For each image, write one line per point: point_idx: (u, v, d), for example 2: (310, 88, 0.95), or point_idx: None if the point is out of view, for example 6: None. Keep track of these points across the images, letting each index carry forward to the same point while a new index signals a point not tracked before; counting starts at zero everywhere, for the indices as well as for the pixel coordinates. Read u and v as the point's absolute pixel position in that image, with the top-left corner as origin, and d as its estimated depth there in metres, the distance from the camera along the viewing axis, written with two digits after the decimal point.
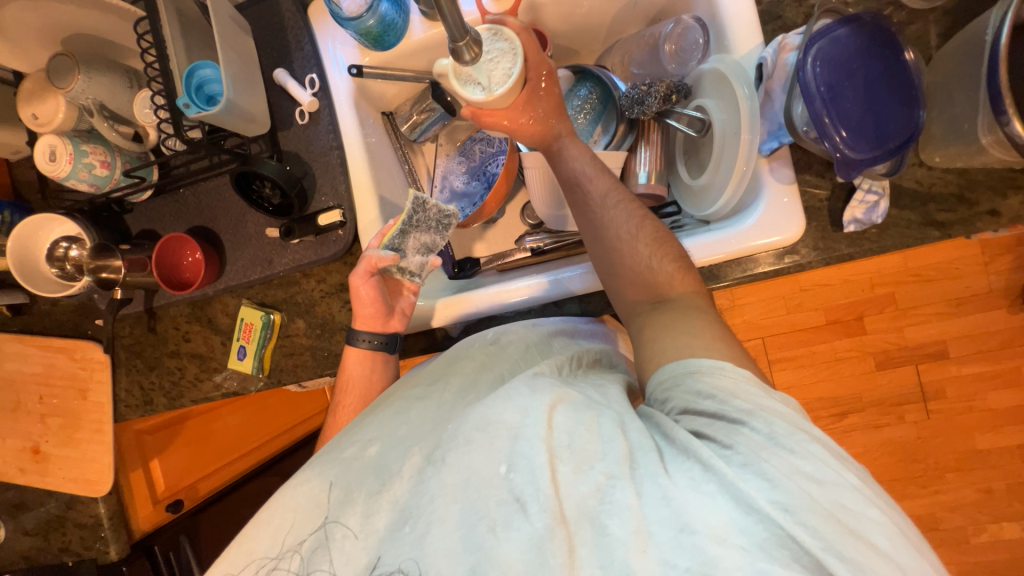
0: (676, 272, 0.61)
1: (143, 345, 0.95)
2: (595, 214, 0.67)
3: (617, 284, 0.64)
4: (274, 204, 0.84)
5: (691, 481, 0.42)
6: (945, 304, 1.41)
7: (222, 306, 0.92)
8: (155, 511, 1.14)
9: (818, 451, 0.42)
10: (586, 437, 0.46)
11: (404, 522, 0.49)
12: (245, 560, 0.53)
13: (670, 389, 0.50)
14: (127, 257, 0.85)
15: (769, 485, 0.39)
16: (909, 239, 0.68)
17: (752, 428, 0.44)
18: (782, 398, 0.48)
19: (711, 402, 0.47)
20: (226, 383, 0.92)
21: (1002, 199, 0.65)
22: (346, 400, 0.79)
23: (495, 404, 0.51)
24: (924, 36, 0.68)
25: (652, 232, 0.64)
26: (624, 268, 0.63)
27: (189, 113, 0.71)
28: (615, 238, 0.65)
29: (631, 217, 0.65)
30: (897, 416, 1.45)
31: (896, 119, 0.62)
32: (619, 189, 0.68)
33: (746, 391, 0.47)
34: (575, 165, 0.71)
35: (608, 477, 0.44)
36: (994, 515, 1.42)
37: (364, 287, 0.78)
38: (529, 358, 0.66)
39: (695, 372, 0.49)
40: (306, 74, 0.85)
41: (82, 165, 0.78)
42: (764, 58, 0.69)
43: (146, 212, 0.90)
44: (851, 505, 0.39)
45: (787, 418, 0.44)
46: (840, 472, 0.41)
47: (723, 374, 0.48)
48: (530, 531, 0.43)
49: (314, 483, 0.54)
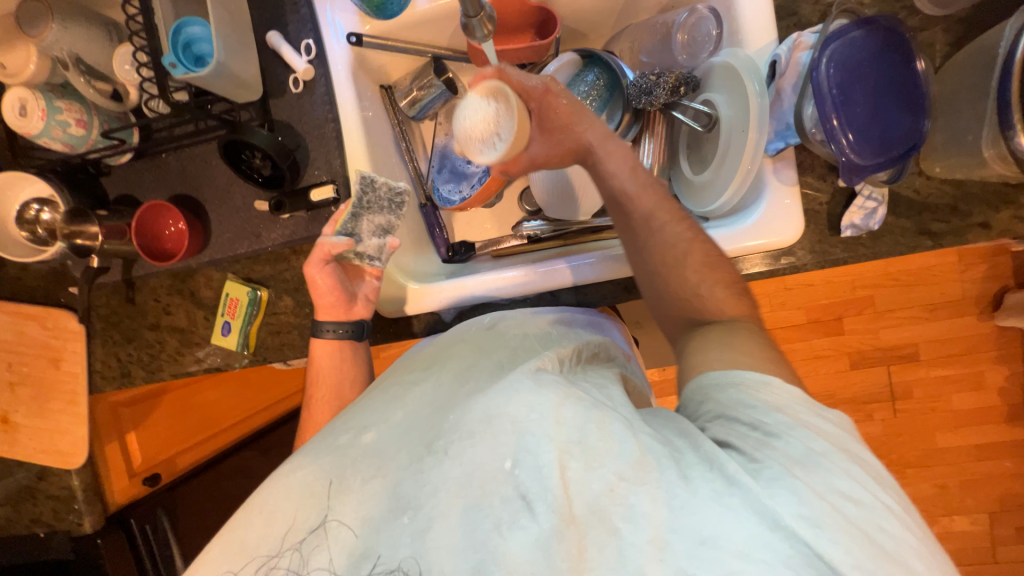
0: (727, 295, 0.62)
1: (121, 316, 0.92)
2: (640, 238, 0.65)
3: (659, 300, 0.65)
4: (264, 175, 0.80)
5: (714, 494, 0.41)
6: (921, 309, 1.46)
7: (206, 280, 0.88)
8: (131, 485, 1.12)
9: (857, 473, 0.43)
10: (597, 435, 0.45)
11: (403, 512, 0.48)
12: (243, 555, 0.50)
13: (710, 393, 0.52)
14: (105, 224, 0.80)
15: (797, 501, 0.40)
16: (902, 247, 0.69)
17: (788, 442, 0.45)
18: (832, 418, 0.48)
19: (752, 412, 0.48)
20: (208, 359, 0.90)
21: (994, 212, 0.66)
22: (318, 393, 0.80)
23: (501, 397, 0.50)
24: (934, 44, 0.68)
25: (702, 257, 0.63)
26: (671, 293, 0.64)
27: (175, 73, 0.67)
28: (660, 263, 0.64)
29: (680, 239, 0.64)
30: (866, 413, 1.51)
31: (902, 126, 0.62)
32: (666, 206, 0.66)
33: (791, 407, 0.48)
34: (616, 182, 0.67)
35: (622, 480, 0.43)
36: (946, 508, 1.51)
37: (320, 275, 0.78)
38: (527, 346, 0.65)
39: (739, 384, 0.50)
40: (301, 39, 0.80)
41: (56, 123, 0.72)
42: (777, 55, 0.68)
43: (125, 176, 0.85)
44: (888, 529, 0.41)
45: (829, 438, 0.45)
46: (878, 496, 0.42)
47: (769, 389, 0.49)
48: (536, 531, 0.43)
49: (307, 472, 0.53)
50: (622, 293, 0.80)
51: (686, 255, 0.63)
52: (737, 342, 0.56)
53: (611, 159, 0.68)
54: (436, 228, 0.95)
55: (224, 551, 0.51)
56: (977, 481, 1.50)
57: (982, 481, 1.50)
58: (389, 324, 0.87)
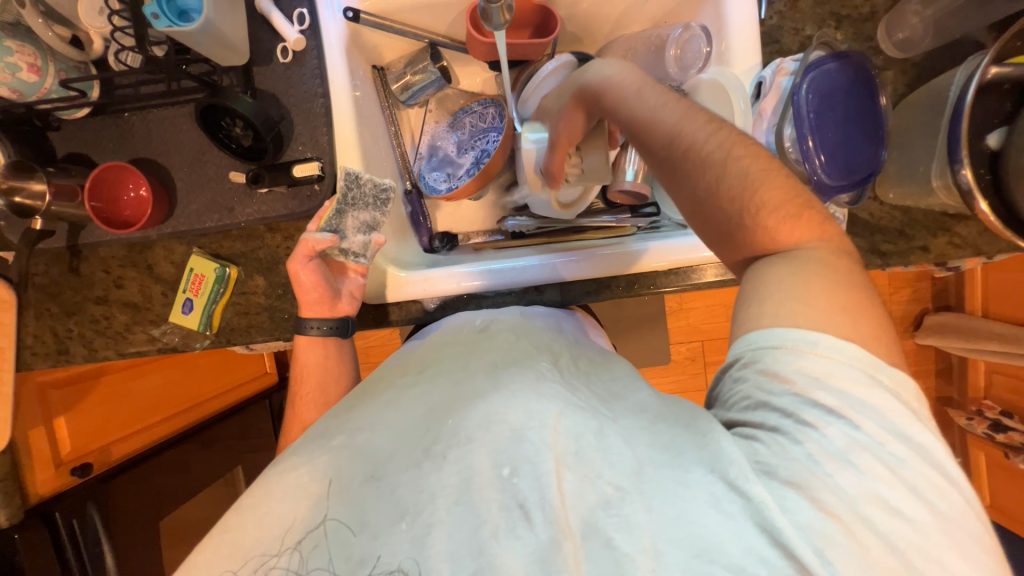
0: (782, 222, 0.52)
1: (62, 288, 0.83)
2: (674, 157, 0.55)
3: (718, 237, 0.55)
4: (245, 146, 0.77)
5: (715, 499, 0.44)
6: None
7: (167, 253, 0.82)
8: (57, 475, 1.00)
9: (889, 469, 0.43)
10: (592, 446, 0.49)
11: (400, 520, 0.48)
12: (238, 557, 0.49)
13: (747, 367, 0.49)
14: (53, 183, 0.73)
15: (806, 510, 0.42)
16: (857, 263, 0.76)
17: (821, 434, 0.44)
18: (887, 380, 0.45)
19: (786, 392, 0.46)
20: (164, 338, 0.83)
21: (933, 238, 0.75)
22: (304, 390, 0.76)
23: (502, 403, 0.53)
24: (891, 83, 0.75)
25: (756, 172, 0.53)
26: (726, 220, 0.54)
27: (158, 25, 0.62)
28: (707, 183, 0.53)
29: (726, 155, 0.54)
30: None
31: (863, 154, 0.69)
32: (705, 122, 0.56)
33: (840, 378, 0.45)
34: (635, 109, 0.59)
35: (616, 489, 0.46)
36: None
37: (305, 273, 0.75)
38: (521, 348, 0.65)
39: (781, 349, 0.47)
40: (294, 9, 0.78)
41: (5, 64, 0.65)
42: (762, 77, 0.74)
43: (79, 133, 0.77)
44: (908, 535, 0.41)
45: (872, 415, 0.44)
46: (906, 497, 0.42)
47: (813, 354, 0.46)
48: (535, 541, 0.46)
49: (302, 473, 0.52)
50: (604, 293, 0.83)
51: (741, 178, 0.53)
52: (809, 288, 0.48)
53: (641, 84, 0.60)
54: (420, 217, 0.94)
55: (213, 554, 0.49)
56: None
57: None
58: (368, 311, 0.84)
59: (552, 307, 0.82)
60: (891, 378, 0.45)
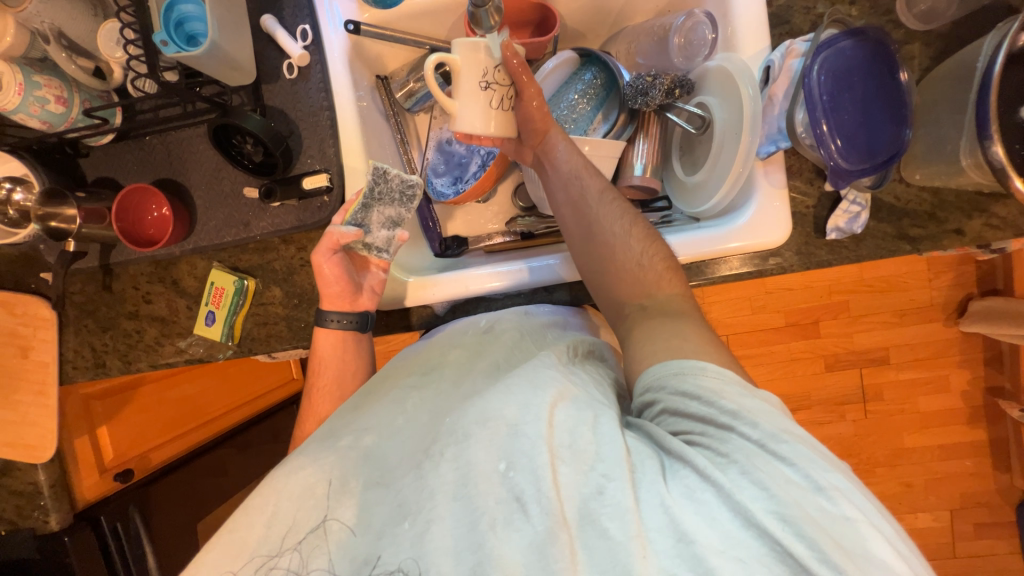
0: (664, 272, 0.69)
1: (97, 304, 0.88)
2: (588, 208, 0.73)
3: (606, 277, 0.71)
4: (255, 161, 0.79)
5: (688, 489, 0.50)
6: (892, 314, 1.52)
7: (190, 268, 0.86)
8: (102, 481, 1.06)
9: (804, 454, 0.49)
10: (585, 437, 0.54)
11: (403, 519, 0.53)
12: (241, 555, 0.54)
13: (658, 391, 0.58)
14: (83, 207, 0.77)
15: (765, 495, 0.47)
16: (883, 250, 0.72)
17: (740, 431, 0.51)
18: (763, 395, 0.56)
19: (697, 404, 0.55)
20: (190, 350, 0.87)
21: (967, 220, 0.70)
22: (320, 381, 0.78)
23: (497, 401, 0.58)
24: (915, 57, 0.71)
25: (642, 231, 0.72)
26: (614, 265, 0.71)
27: (167, 52, 0.64)
28: (606, 232, 0.72)
29: (622, 214, 0.73)
30: (839, 414, 1.57)
31: (885, 135, 0.65)
32: (611, 188, 0.76)
33: (729, 392, 0.55)
34: (571, 161, 0.76)
35: (607, 479, 0.51)
36: (912, 505, 1.58)
37: (327, 265, 0.77)
38: (523, 346, 0.70)
39: (681, 373, 0.57)
40: (297, 24, 0.79)
41: (34, 98, 0.69)
42: (770, 61, 0.71)
43: (106, 158, 0.82)
44: (834, 510, 0.46)
45: (768, 418, 0.52)
46: (826, 476, 0.48)
47: (705, 374, 0.56)
48: (532, 532, 0.49)
49: (308, 472, 0.57)
50: None
51: (642, 234, 0.71)
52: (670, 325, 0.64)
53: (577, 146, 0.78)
54: (429, 222, 0.94)
55: (223, 552, 0.55)
56: (940, 479, 1.57)
57: (944, 480, 1.57)
58: (382, 317, 0.86)
59: (559, 306, 0.81)
60: (762, 394, 0.56)
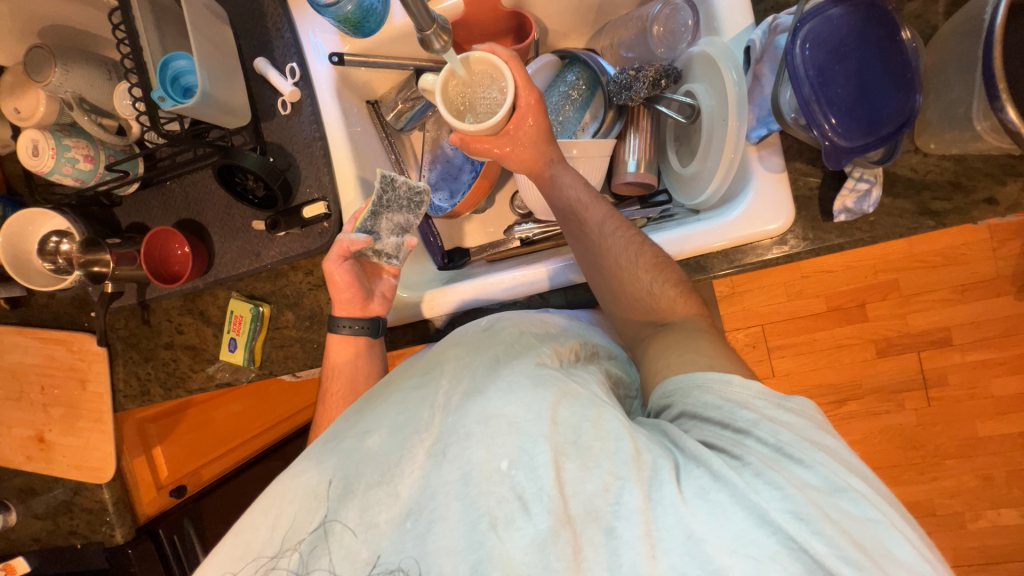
0: (679, 297, 0.69)
1: (138, 337, 0.97)
2: (593, 242, 0.73)
3: (617, 305, 0.72)
4: (259, 196, 0.84)
5: (701, 489, 0.49)
6: (951, 291, 1.39)
7: (213, 299, 0.92)
8: (159, 497, 1.16)
9: (825, 460, 0.50)
10: (592, 433, 0.54)
11: (406, 521, 0.55)
12: (244, 557, 0.58)
13: (677, 397, 0.60)
14: (115, 251, 0.84)
15: (784, 498, 0.47)
16: (903, 228, 0.66)
17: (758, 438, 0.52)
18: (795, 407, 0.56)
19: (717, 411, 0.56)
20: (218, 375, 0.94)
21: (1000, 186, 0.63)
22: (334, 387, 0.82)
23: (498, 399, 0.58)
24: (922, 15, 0.65)
25: (651, 259, 0.70)
26: (626, 295, 0.71)
27: (165, 106, 0.70)
28: (614, 266, 0.71)
29: (629, 245, 0.71)
30: (897, 403, 1.43)
31: (890, 104, 0.59)
32: (615, 216, 0.74)
33: (752, 403, 0.56)
34: (570, 194, 0.76)
35: (616, 478, 0.51)
36: (993, 501, 1.42)
37: (339, 272, 0.80)
38: (523, 342, 0.68)
39: (703, 385, 0.58)
40: (286, 63, 0.83)
41: (65, 159, 0.78)
42: (752, 40, 0.68)
43: (135, 205, 0.90)
44: (856, 512, 0.47)
45: (793, 428, 0.53)
46: (849, 481, 0.49)
47: (727, 387, 0.57)
48: (533, 531, 0.50)
49: (312, 475, 0.59)
50: None
51: (650, 260, 0.70)
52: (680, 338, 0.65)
53: (557, 170, 0.77)
54: (430, 237, 0.96)
55: (228, 555, 0.58)
56: None
57: None
58: (389, 332, 0.89)
59: (558, 309, 0.81)
60: (794, 404, 0.56)
